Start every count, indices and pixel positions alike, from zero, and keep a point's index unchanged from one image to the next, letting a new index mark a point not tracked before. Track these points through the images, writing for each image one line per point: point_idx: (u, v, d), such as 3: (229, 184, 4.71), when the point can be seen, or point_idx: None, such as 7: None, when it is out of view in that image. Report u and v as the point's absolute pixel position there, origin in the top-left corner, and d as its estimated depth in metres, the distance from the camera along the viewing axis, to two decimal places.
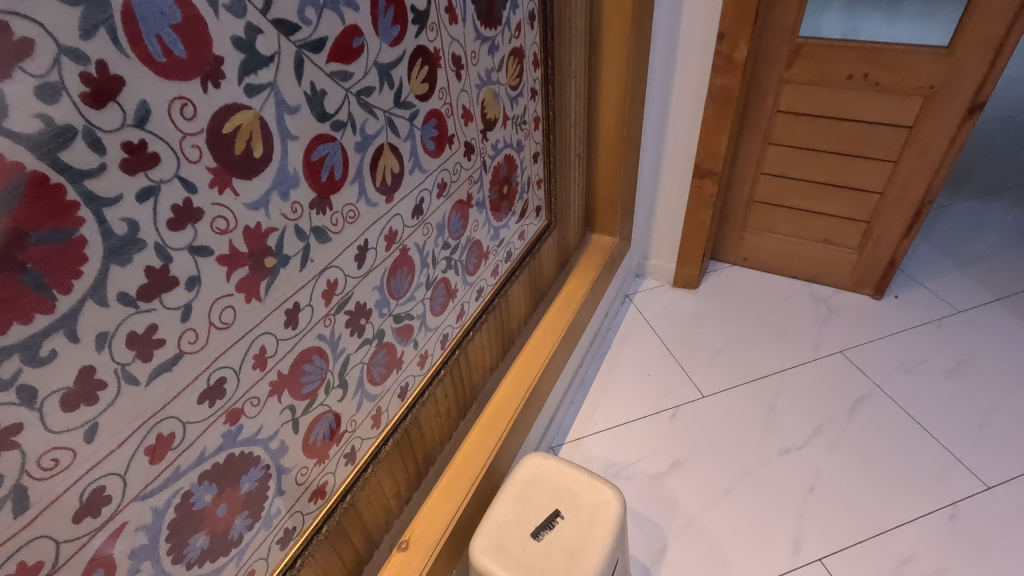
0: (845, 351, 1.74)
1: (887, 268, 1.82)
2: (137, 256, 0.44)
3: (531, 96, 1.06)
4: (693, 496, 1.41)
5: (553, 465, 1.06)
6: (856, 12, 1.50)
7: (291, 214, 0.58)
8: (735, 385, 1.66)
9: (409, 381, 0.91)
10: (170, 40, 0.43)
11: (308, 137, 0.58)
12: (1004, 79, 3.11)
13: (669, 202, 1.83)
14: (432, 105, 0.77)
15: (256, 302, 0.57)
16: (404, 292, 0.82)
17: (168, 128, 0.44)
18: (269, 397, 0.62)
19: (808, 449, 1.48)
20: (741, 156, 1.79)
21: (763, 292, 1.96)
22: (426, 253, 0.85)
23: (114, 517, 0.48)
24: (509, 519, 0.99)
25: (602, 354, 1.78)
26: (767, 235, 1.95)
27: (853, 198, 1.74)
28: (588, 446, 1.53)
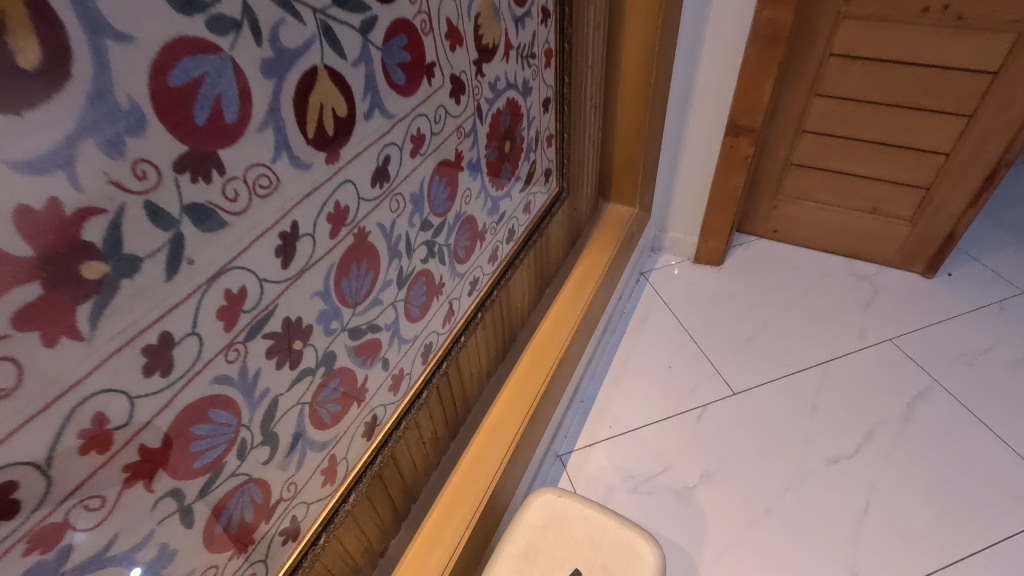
0: (896, 339, 1.51)
1: (944, 242, 1.58)
2: None
3: (541, 19, 0.78)
4: (727, 516, 1.19)
5: (572, 505, 0.82)
6: None
7: (136, 183, 0.32)
8: (771, 379, 1.43)
9: (377, 413, 0.66)
10: None
11: (163, 43, 0.32)
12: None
13: (694, 166, 1.56)
14: (400, 12, 0.50)
15: (76, 345, 0.32)
16: (365, 296, 0.57)
17: None
18: (127, 489, 0.38)
19: (860, 458, 1.27)
20: (781, 110, 1.52)
21: (797, 270, 1.72)
22: (397, 237, 0.59)
23: None
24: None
25: (614, 342, 1.55)
26: (804, 204, 1.69)
27: (912, 161, 1.49)
28: (601, 455, 1.30)
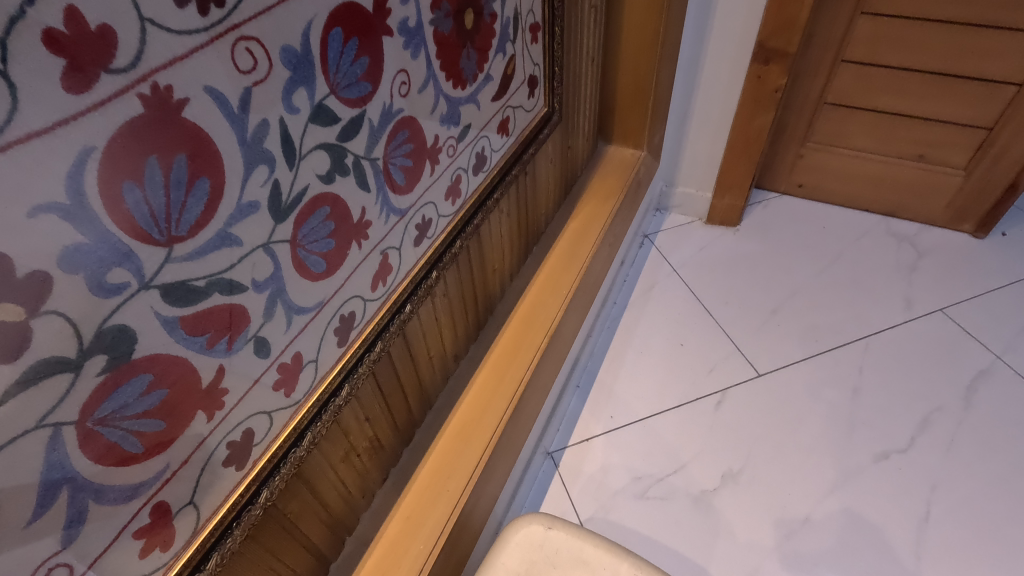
0: (947, 309, 1.28)
1: (1004, 194, 1.34)
2: None
3: None
4: (757, 527, 0.97)
5: (567, 540, 0.59)
6: None
7: None
8: (803, 358, 1.20)
9: (257, 425, 0.42)
10: None
11: None
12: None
13: (711, 103, 1.29)
14: None
15: None
16: (192, 225, 0.31)
17: None
18: None
19: (915, 453, 1.04)
20: (818, 34, 1.25)
21: (827, 230, 1.48)
22: (258, 124, 0.33)
23: None
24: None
25: (615, 316, 1.30)
26: (837, 152, 1.44)
27: (974, 95, 1.24)
28: (601, 451, 1.07)
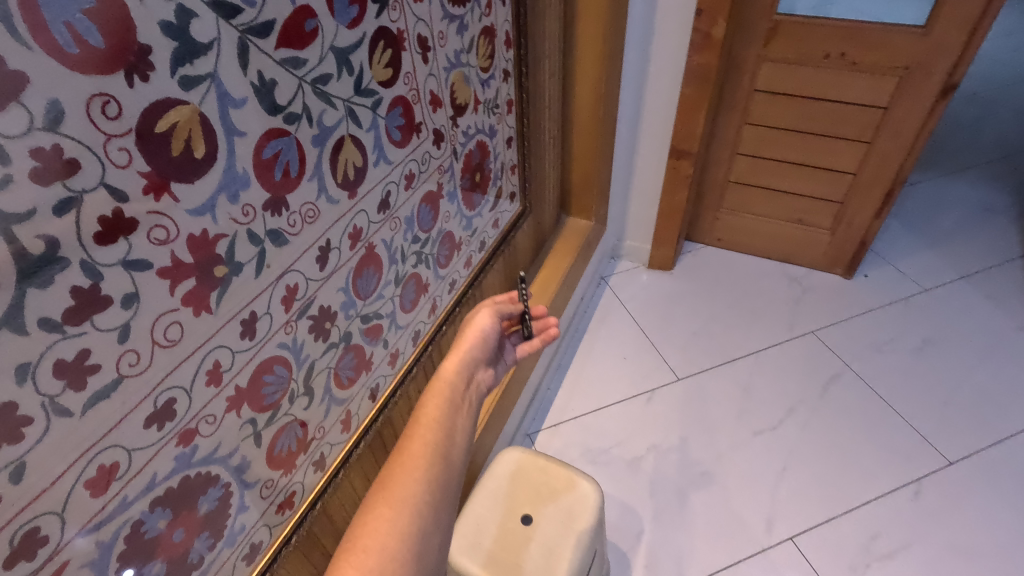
0: (817, 331, 1.75)
1: (859, 247, 1.83)
2: (60, 277, 0.39)
3: (503, 77, 1.00)
4: (669, 480, 1.41)
5: (531, 458, 1.04)
6: None
7: (242, 217, 0.53)
8: (710, 367, 1.67)
9: (380, 382, 0.87)
10: (83, 28, 0.37)
11: (259, 132, 0.52)
12: (984, 59, 3.14)
13: (644, 183, 1.79)
14: (397, 91, 0.71)
15: (206, 315, 0.52)
16: (371, 292, 0.77)
17: (89, 131, 0.39)
18: (227, 412, 0.58)
19: (781, 430, 1.50)
20: (717, 136, 1.77)
21: (738, 273, 1.96)
22: (394, 249, 0.80)
23: (55, 556, 0.45)
24: (495, 547, 0.92)
25: (577, 338, 1.76)
26: (742, 216, 1.94)
27: (828, 179, 1.74)
28: (564, 433, 1.52)
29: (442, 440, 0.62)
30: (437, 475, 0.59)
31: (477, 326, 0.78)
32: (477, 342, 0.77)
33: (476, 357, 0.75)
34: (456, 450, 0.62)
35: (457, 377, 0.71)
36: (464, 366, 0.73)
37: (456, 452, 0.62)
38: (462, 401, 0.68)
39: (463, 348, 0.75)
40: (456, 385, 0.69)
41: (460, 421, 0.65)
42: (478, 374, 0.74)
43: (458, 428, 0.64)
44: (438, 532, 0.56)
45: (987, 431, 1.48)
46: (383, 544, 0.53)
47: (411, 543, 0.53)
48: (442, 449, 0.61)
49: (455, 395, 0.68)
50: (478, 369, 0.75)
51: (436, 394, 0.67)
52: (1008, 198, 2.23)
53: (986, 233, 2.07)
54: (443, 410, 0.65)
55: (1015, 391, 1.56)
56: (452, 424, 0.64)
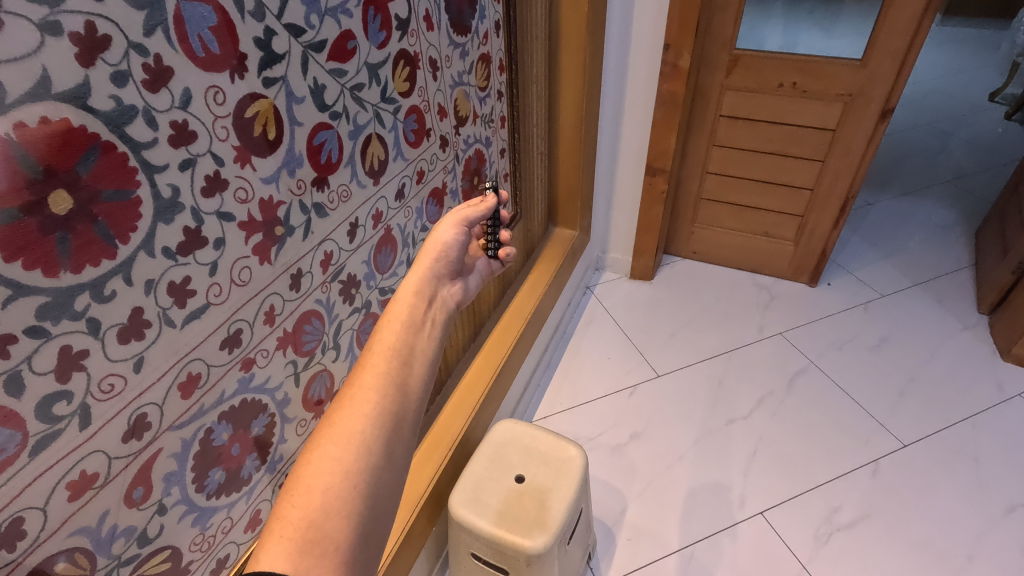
0: (785, 332, 1.91)
1: (821, 257, 2.01)
2: (178, 217, 0.53)
3: (497, 97, 1.18)
4: (649, 463, 1.54)
5: (523, 428, 1.17)
6: (789, 28, 1.68)
7: (297, 190, 0.68)
8: (687, 364, 1.81)
9: None
10: (207, 38, 0.52)
11: (312, 124, 0.67)
12: (939, 94, 3.42)
13: (624, 199, 1.97)
14: (412, 101, 0.87)
15: (267, 265, 0.66)
16: (388, 268, 0.92)
17: (204, 111, 0.53)
18: (276, 350, 0.71)
19: (751, 419, 1.64)
20: (689, 156, 1.96)
21: (712, 282, 2.13)
22: (407, 233, 0.95)
23: (153, 442, 0.57)
24: (505, 509, 1.03)
25: (565, 340, 1.91)
26: (714, 230, 2.12)
27: (788, 195, 1.93)
28: (553, 424, 1.64)
29: (395, 369, 0.59)
30: (387, 406, 0.56)
31: (440, 239, 0.78)
32: (435, 260, 0.75)
33: (435, 274, 0.74)
34: (411, 377, 0.60)
35: (415, 300, 0.68)
36: (421, 286, 0.71)
37: (410, 380, 0.59)
38: (420, 324, 0.65)
39: (419, 267, 0.73)
40: (414, 309, 0.66)
41: (416, 346, 0.63)
42: (439, 291, 0.73)
43: (413, 355, 0.62)
44: (387, 466, 0.54)
45: (937, 417, 1.62)
46: (330, 478, 0.51)
47: (359, 477, 0.52)
48: (394, 378, 0.59)
49: (411, 320, 0.65)
50: (436, 286, 0.73)
51: (391, 319, 0.64)
52: (957, 215, 2.44)
53: (938, 246, 2.27)
54: (398, 338, 0.62)
55: (962, 383, 1.72)
56: (406, 351, 0.61)
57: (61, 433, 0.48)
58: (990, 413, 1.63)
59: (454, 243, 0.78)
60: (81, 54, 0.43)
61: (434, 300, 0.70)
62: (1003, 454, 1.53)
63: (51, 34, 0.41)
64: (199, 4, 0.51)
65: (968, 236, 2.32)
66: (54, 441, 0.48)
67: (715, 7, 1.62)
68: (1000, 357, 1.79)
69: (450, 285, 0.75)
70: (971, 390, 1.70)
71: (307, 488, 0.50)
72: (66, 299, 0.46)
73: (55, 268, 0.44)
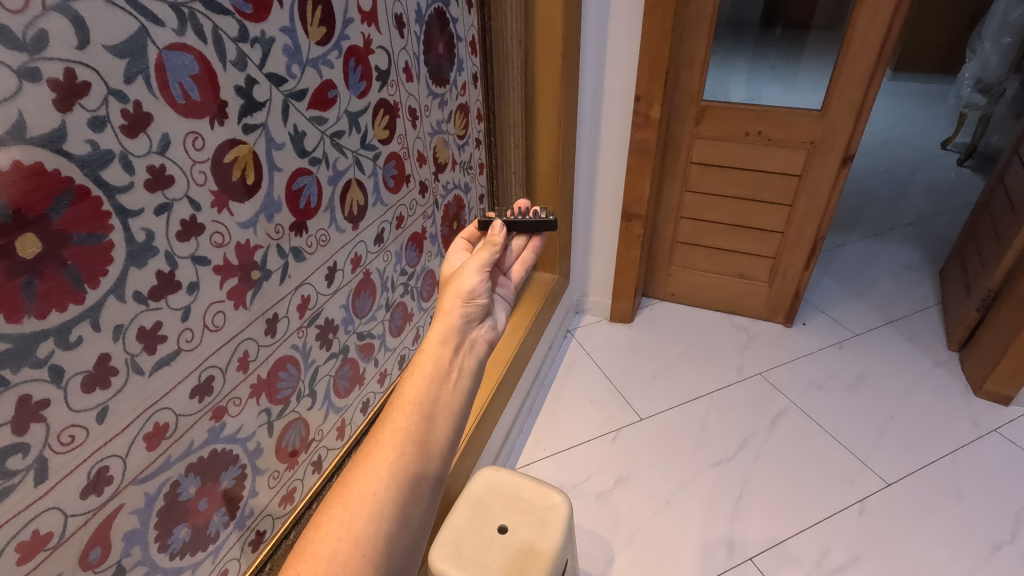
0: (764, 373, 1.92)
1: (795, 297, 2.05)
2: (151, 261, 0.53)
3: (475, 144, 1.21)
4: (636, 509, 1.51)
5: (505, 475, 1.13)
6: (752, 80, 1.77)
7: (274, 234, 0.67)
8: (670, 407, 1.80)
9: (370, 398, 0.98)
10: (189, 86, 0.53)
11: (291, 169, 0.68)
12: (895, 143, 3.61)
13: (602, 244, 2.00)
14: (392, 148, 0.88)
15: (242, 309, 0.65)
16: (366, 312, 0.91)
17: (182, 156, 0.54)
18: (249, 398, 0.69)
19: (736, 461, 1.62)
20: (663, 201, 2.02)
21: (691, 324, 2.15)
22: (386, 277, 0.95)
23: (114, 497, 0.54)
24: (510, 570, 0.98)
25: (547, 385, 1.89)
26: (691, 272, 2.16)
27: (760, 237, 1.99)
28: (536, 470, 1.61)
29: (416, 426, 0.62)
30: (402, 470, 0.59)
31: (464, 285, 0.73)
32: (463, 309, 0.72)
33: (465, 320, 0.71)
34: (432, 434, 0.62)
35: (441, 348, 0.68)
36: (451, 335, 0.69)
37: (432, 437, 0.62)
38: (446, 375, 0.66)
39: (448, 316, 0.70)
40: (440, 358, 0.67)
41: (440, 400, 0.64)
42: (470, 333, 0.71)
43: (436, 410, 0.63)
44: (402, 530, 0.58)
45: (918, 455, 1.63)
46: (338, 545, 0.56)
47: (368, 545, 0.56)
48: (415, 436, 0.61)
49: (437, 371, 0.65)
50: (470, 330, 0.71)
51: (416, 370, 0.65)
52: (921, 256, 2.54)
53: (905, 286, 2.34)
54: (422, 392, 0.64)
55: (938, 419, 1.74)
56: (428, 407, 0.63)
57: (14, 488, 0.45)
58: (968, 449, 1.65)
59: (481, 287, 0.73)
60: (59, 100, 0.43)
61: (463, 346, 0.69)
62: (984, 491, 1.54)
63: (29, 80, 0.41)
64: (181, 53, 0.52)
65: (932, 275, 2.40)
66: (5, 498, 0.45)
67: (682, 62, 1.71)
68: (972, 394, 1.82)
69: (483, 327, 0.73)
70: (948, 427, 1.71)
71: (314, 554, 0.56)
72: (28, 345, 0.44)
73: (18, 313, 0.43)
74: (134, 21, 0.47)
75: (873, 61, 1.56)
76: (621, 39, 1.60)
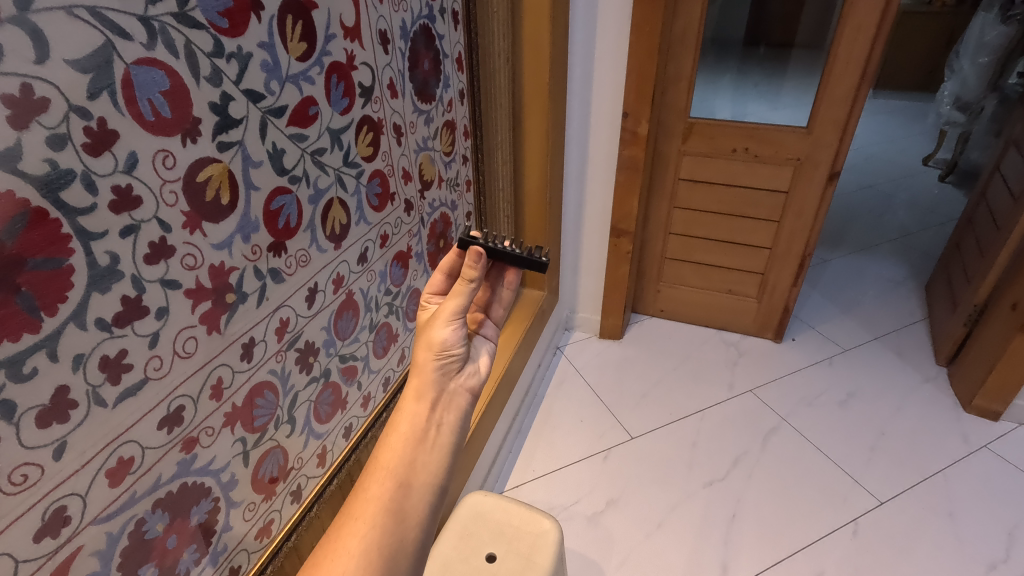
0: (755, 390, 1.91)
1: (784, 313, 2.05)
2: (115, 286, 0.50)
3: (462, 161, 1.19)
4: (628, 532, 1.47)
5: (494, 500, 1.10)
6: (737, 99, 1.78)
7: (251, 255, 0.65)
8: (661, 425, 1.78)
9: (353, 422, 0.94)
10: (159, 103, 0.51)
11: (269, 188, 0.65)
12: (878, 160, 3.66)
13: (591, 260, 1.99)
14: (376, 166, 0.86)
15: (216, 334, 0.62)
16: (349, 334, 0.88)
17: (151, 175, 0.51)
18: (223, 427, 0.66)
19: (728, 480, 1.60)
20: (651, 217, 2.01)
21: (680, 340, 2.14)
22: (370, 297, 0.92)
23: (72, 539, 0.50)
24: None
25: (536, 404, 1.86)
26: (680, 288, 2.15)
27: (748, 253, 1.99)
28: (526, 492, 1.58)
29: (393, 494, 0.65)
30: (377, 542, 0.62)
31: (436, 337, 0.75)
32: (438, 364, 0.74)
33: (442, 374, 0.74)
34: (407, 501, 0.65)
35: (417, 408, 0.70)
36: (427, 391, 0.71)
37: (408, 504, 0.65)
38: (423, 435, 0.69)
39: (422, 372, 0.73)
40: (416, 419, 0.69)
41: (417, 462, 0.67)
42: (449, 386, 0.74)
43: (413, 473, 0.66)
44: None
45: (910, 472, 1.62)
46: None
47: None
48: (391, 505, 0.64)
49: (413, 434, 0.68)
50: (447, 383, 0.74)
51: (392, 433, 0.68)
52: (907, 271, 2.56)
53: (892, 301, 2.35)
54: (398, 456, 0.66)
55: (929, 435, 1.73)
56: (404, 473, 0.66)
57: None
58: (960, 466, 1.64)
59: (453, 338, 0.75)
60: (15, 117, 0.40)
61: (441, 401, 0.72)
62: (977, 508, 1.53)
63: None
64: (151, 69, 0.49)
65: (918, 290, 2.42)
66: None
67: (669, 79, 1.71)
68: (962, 409, 1.82)
69: (463, 377, 0.75)
70: (939, 443, 1.71)
71: None
72: None
73: None
74: (100, 35, 0.45)
75: (857, 79, 1.58)
76: (608, 56, 1.60)
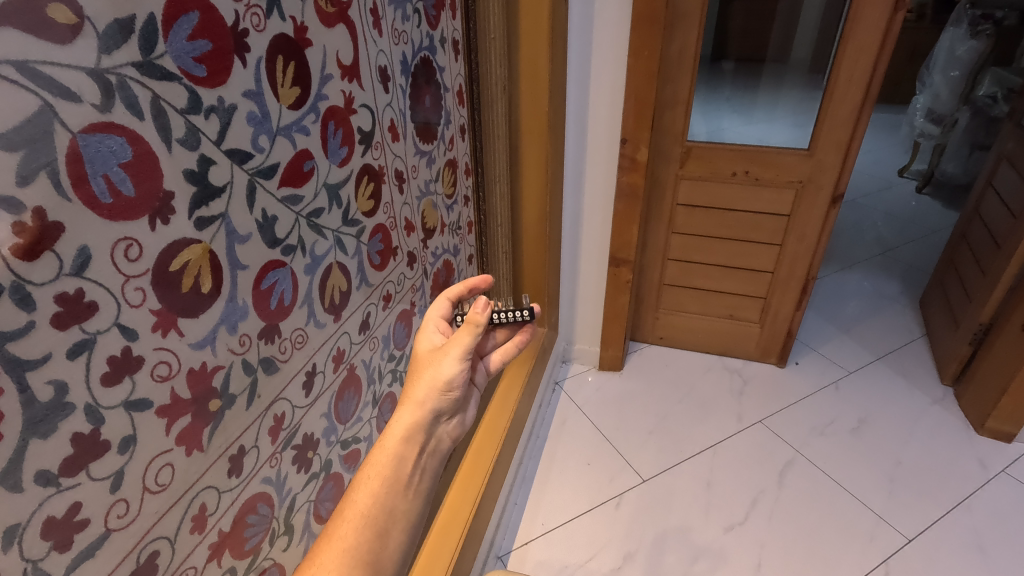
0: (765, 420, 1.83)
1: (787, 338, 1.99)
2: (62, 424, 0.37)
3: (464, 202, 1.09)
4: None
5: None
6: (710, 115, 1.70)
7: (238, 347, 0.52)
8: (673, 464, 1.68)
9: None
10: (118, 178, 0.39)
11: (259, 265, 0.54)
12: (854, 173, 3.70)
13: (588, 291, 1.90)
14: (377, 220, 0.75)
15: (197, 454, 0.49)
16: (351, 415, 0.76)
17: (109, 273, 0.39)
18: (208, 562, 0.53)
19: (749, 524, 1.51)
20: (649, 244, 1.94)
21: (682, 369, 2.06)
22: (372, 368, 0.80)
23: None
24: None
25: (539, 447, 1.75)
26: (679, 315, 2.08)
27: (750, 278, 1.92)
28: (536, 550, 1.46)
29: (368, 545, 0.57)
30: None
31: (439, 374, 0.66)
32: (435, 399, 0.65)
33: (436, 414, 0.65)
34: (384, 553, 0.58)
35: (405, 447, 0.62)
36: (417, 432, 0.63)
37: (383, 557, 0.57)
38: (406, 482, 0.61)
39: (416, 410, 0.64)
40: (403, 462, 0.61)
41: (397, 511, 0.59)
42: (436, 431, 0.65)
43: (392, 522, 0.59)
44: None
45: (934, 503, 1.56)
46: None
47: None
48: (364, 557, 0.56)
49: (396, 479, 0.60)
50: (437, 426, 0.66)
51: (373, 475, 0.60)
52: (897, 286, 2.54)
53: (887, 318, 2.32)
54: (377, 503, 0.59)
55: (945, 462, 1.68)
56: (383, 521, 0.58)
57: None
58: (981, 494, 1.59)
59: (459, 379, 0.66)
60: None
61: (427, 447, 0.64)
62: (1005, 540, 1.47)
63: None
64: (107, 136, 0.38)
65: (912, 306, 2.40)
66: None
67: (666, 103, 1.64)
68: (974, 432, 1.78)
69: (451, 424, 0.67)
70: (956, 469, 1.66)
71: None
72: None
73: None
74: (36, 99, 0.33)
75: (860, 99, 1.53)
76: (605, 81, 1.52)
